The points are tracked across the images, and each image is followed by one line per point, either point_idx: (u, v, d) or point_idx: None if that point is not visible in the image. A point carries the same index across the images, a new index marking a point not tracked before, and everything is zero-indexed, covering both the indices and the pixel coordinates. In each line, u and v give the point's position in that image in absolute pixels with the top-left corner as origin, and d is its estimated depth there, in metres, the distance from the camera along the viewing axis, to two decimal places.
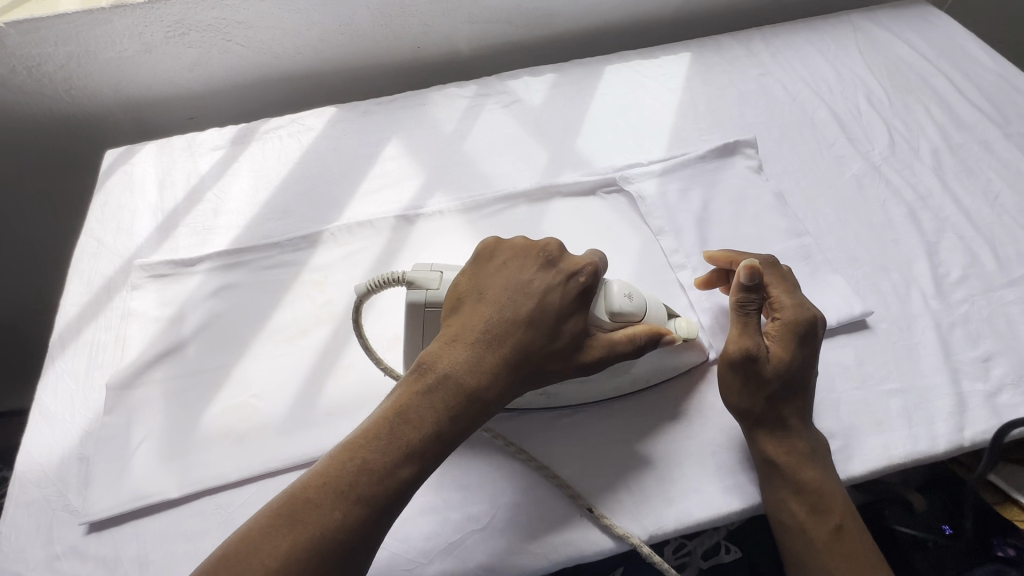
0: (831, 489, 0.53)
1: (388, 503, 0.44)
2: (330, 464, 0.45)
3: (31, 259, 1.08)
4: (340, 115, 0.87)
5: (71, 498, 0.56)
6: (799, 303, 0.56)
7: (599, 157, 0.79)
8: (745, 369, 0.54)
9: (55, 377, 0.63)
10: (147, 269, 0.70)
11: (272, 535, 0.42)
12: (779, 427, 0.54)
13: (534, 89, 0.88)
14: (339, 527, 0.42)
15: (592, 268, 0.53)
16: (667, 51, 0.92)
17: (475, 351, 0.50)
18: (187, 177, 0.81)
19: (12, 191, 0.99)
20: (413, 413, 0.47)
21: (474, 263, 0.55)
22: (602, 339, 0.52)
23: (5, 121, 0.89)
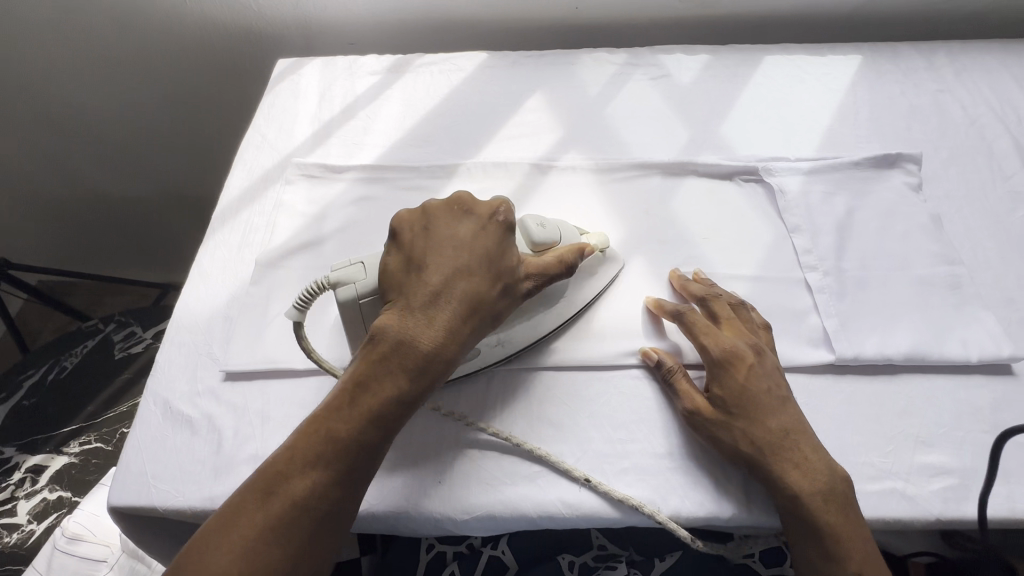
0: (859, 536, 0.49)
1: (364, 463, 0.48)
2: (298, 442, 0.48)
3: (203, 144, 1.28)
4: (490, 61, 0.90)
5: (214, 348, 0.63)
6: (710, 337, 0.56)
7: (743, 144, 0.77)
8: (700, 423, 0.54)
9: (214, 246, 0.71)
10: (302, 168, 0.76)
11: (252, 512, 0.45)
12: (790, 463, 0.51)
13: (685, 66, 0.86)
14: (317, 492, 0.46)
15: (509, 209, 0.56)
16: (835, 50, 0.87)
17: (421, 313, 0.51)
18: (344, 95, 0.87)
19: (194, 82, 1.15)
20: (370, 381, 0.49)
21: (402, 230, 0.55)
22: (535, 270, 0.56)
23: (203, 20, 1.03)
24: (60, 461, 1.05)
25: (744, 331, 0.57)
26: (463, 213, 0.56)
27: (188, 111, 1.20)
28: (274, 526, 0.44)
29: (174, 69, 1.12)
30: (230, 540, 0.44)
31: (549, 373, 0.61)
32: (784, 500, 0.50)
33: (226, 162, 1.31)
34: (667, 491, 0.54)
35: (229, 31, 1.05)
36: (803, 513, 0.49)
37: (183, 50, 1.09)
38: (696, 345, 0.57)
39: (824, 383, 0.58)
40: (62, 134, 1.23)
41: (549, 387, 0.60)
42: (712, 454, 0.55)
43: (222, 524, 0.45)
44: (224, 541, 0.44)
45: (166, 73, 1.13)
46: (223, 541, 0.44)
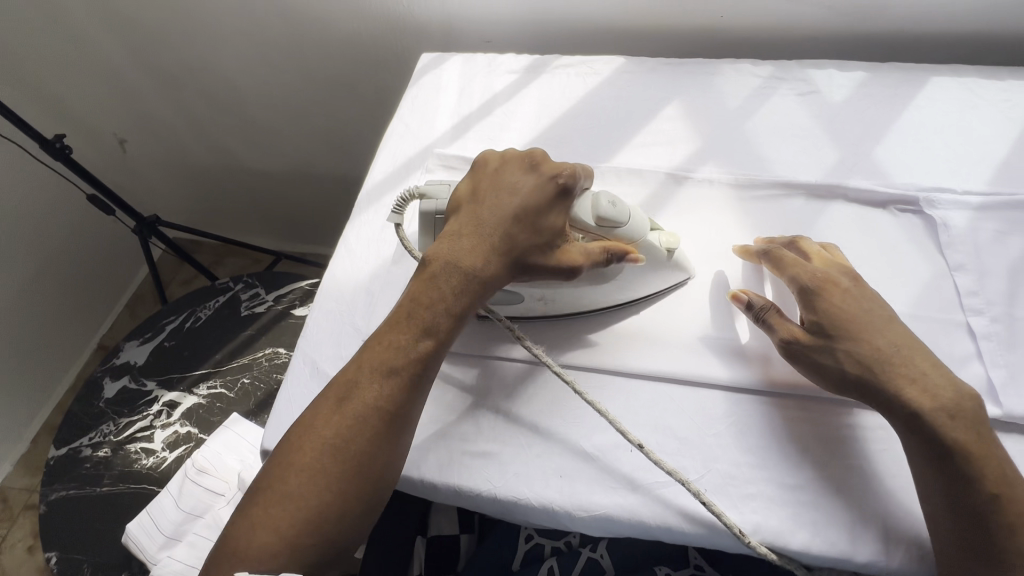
0: (995, 458, 0.49)
1: (413, 377, 0.55)
2: (362, 354, 0.56)
3: (343, 130, 1.37)
4: (627, 67, 0.90)
5: (356, 319, 0.69)
6: (799, 267, 0.59)
7: (900, 171, 0.72)
8: (799, 349, 0.56)
9: (360, 224, 0.77)
10: (442, 159, 0.81)
11: (326, 411, 0.54)
12: (906, 381, 0.52)
13: (837, 84, 0.82)
14: (377, 396, 0.53)
15: (572, 172, 0.58)
16: (1016, 75, 0.79)
17: (469, 245, 0.57)
18: (482, 91, 0.90)
19: (341, 74, 1.24)
20: (422, 299, 0.57)
21: (470, 178, 0.63)
22: (574, 252, 0.58)
23: (358, 19, 1.11)
24: (190, 401, 1.18)
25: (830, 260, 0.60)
26: (527, 164, 0.61)
27: (334, 98, 1.30)
28: (339, 423, 0.52)
29: (324, 62, 1.22)
30: (313, 433, 0.53)
31: (676, 385, 0.61)
32: (901, 422, 0.52)
33: (360, 148, 1.41)
34: (801, 523, 0.52)
35: (377, 28, 1.12)
36: (928, 434, 0.50)
37: (335, 46, 1.18)
38: (785, 277, 0.60)
39: None
40: (227, 112, 1.39)
41: (676, 400, 0.60)
42: (848, 494, 0.53)
43: (303, 423, 0.54)
44: (306, 437, 0.53)
45: (318, 64, 1.23)
46: (305, 433, 0.53)
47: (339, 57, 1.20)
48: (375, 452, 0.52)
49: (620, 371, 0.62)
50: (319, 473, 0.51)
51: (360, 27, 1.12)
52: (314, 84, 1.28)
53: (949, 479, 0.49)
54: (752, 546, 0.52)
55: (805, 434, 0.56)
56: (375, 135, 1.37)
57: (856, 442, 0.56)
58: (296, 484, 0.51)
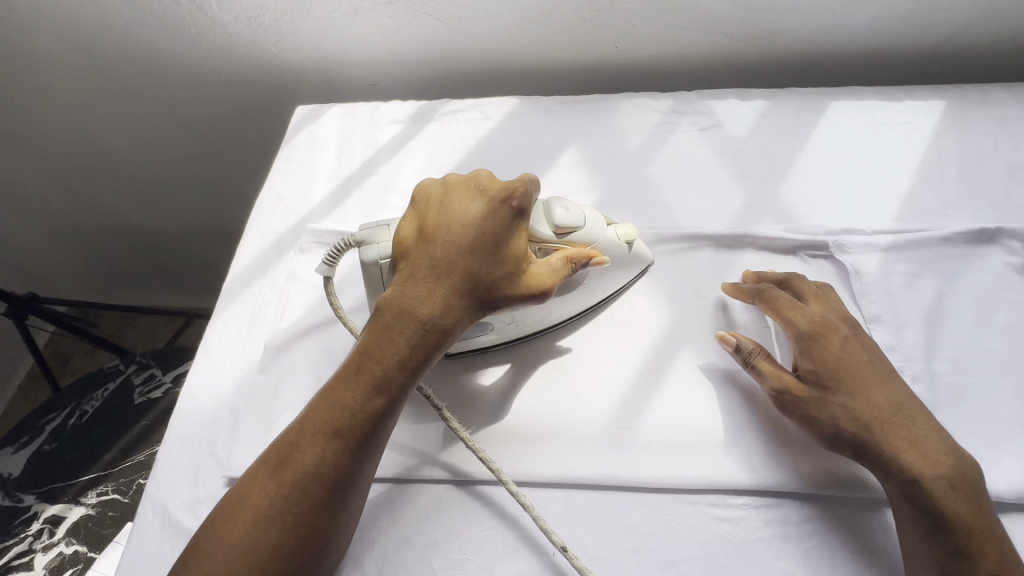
0: (996, 536, 0.44)
1: (368, 440, 0.45)
2: (301, 416, 0.45)
3: (221, 186, 1.20)
4: (521, 108, 0.82)
5: (218, 447, 0.58)
6: (795, 312, 0.56)
7: (808, 212, 0.68)
8: (791, 403, 0.52)
9: (224, 322, 0.67)
10: (317, 235, 0.71)
11: (260, 486, 0.42)
12: (909, 442, 0.48)
13: (739, 115, 0.77)
14: (318, 465, 0.43)
15: (525, 191, 0.51)
16: (913, 94, 0.77)
17: (426, 282, 0.48)
18: (364, 148, 0.81)
19: (211, 122, 1.07)
20: (372, 351, 0.46)
21: (415, 204, 0.52)
22: (545, 273, 0.52)
23: (218, 64, 0.96)
24: (78, 513, 0.97)
25: (822, 298, 0.57)
26: (475, 188, 0.52)
27: (207, 148, 1.12)
28: (278, 500, 0.42)
29: (187, 111, 1.05)
30: (238, 513, 0.42)
31: (588, 491, 0.53)
32: (899, 486, 0.47)
33: (246, 201, 1.23)
34: None
35: (238, 78, 0.99)
36: (928, 503, 0.45)
37: (196, 93, 1.01)
38: (780, 320, 0.56)
39: None
40: (66, 180, 1.13)
41: (588, 510, 0.52)
42: None
43: (229, 502, 0.42)
44: (234, 513, 0.42)
45: (179, 110, 1.05)
46: (229, 518, 0.41)
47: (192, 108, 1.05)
48: (319, 534, 0.42)
49: (524, 481, 0.54)
50: (246, 566, 0.40)
51: (212, 75, 0.98)
52: (182, 134, 1.09)
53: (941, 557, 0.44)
54: None
55: (731, 538, 0.50)
56: (259, 187, 1.20)
57: (785, 541, 0.49)
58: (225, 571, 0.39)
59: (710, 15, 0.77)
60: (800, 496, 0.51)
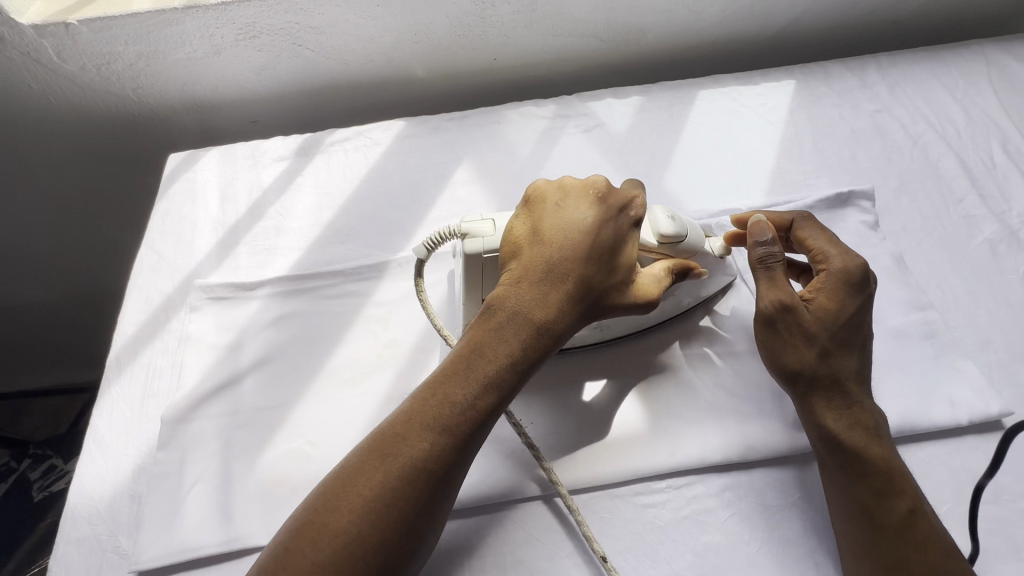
0: (903, 473, 0.49)
1: (474, 438, 0.46)
2: (413, 404, 0.47)
3: (89, 253, 1.06)
4: (409, 129, 0.81)
5: (121, 540, 0.53)
6: (829, 252, 0.56)
7: (690, 198, 0.72)
8: (779, 321, 0.54)
9: (112, 402, 0.61)
10: (206, 291, 0.66)
11: (366, 470, 0.44)
12: (837, 395, 0.52)
13: (618, 112, 0.81)
14: (426, 458, 0.44)
15: (639, 200, 0.54)
16: (767, 76, 0.83)
17: (542, 287, 0.51)
18: (250, 190, 0.77)
19: (67, 184, 0.96)
20: (489, 350, 0.49)
21: (530, 207, 0.55)
22: (653, 280, 0.53)
23: (61, 115, 0.86)
24: None
25: (837, 243, 0.57)
26: (590, 196, 0.55)
27: (63, 213, 0.99)
28: (385, 488, 0.43)
29: (30, 175, 0.92)
30: (343, 498, 0.43)
31: (518, 505, 0.53)
32: (820, 440, 0.51)
33: (127, 265, 1.10)
34: None
35: (89, 130, 0.90)
36: (845, 452, 0.50)
37: (40, 153, 0.90)
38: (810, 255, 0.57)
39: (810, 469, 0.54)
40: None
41: (522, 523, 0.52)
42: None
43: (330, 488, 0.43)
44: (337, 497, 0.43)
45: (22, 178, 0.92)
46: (327, 505, 0.42)
47: (20, 176, 0.91)
48: (419, 527, 0.43)
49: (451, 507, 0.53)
50: (346, 554, 0.41)
51: (55, 133, 0.88)
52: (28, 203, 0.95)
53: (855, 499, 0.49)
54: None
55: (660, 522, 0.52)
56: (137, 242, 1.08)
57: (707, 514, 0.52)
58: (324, 552, 0.41)
59: (576, 21, 0.80)
60: (716, 469, 0.54)
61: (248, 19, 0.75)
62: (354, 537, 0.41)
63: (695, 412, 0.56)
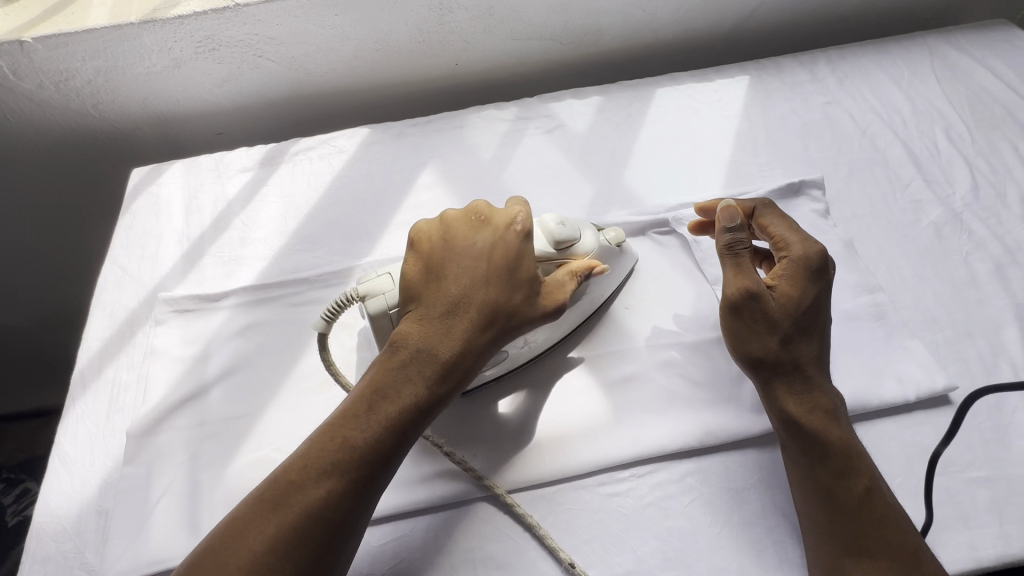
0: (859, 452, 0.51)
1: (373, 477, 0.46)
2: (308, 449, 0.46)
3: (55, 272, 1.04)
4: (373, 137, 0.82)
5: (88, 556, 0.53)
6: (791, 239, 0.56)
7: (650, 194, 0.74)
8: (745, 309, 0.54)
9: (76, 419, 0.60)
10: (171, 303, 0.66)
11: (259, 520, 0.43)
12: (796, 379, 0.53)
13: (578, 113, 0.82)
14: (322, 502, 0.44)
15: (527, 217, 0.54)
16: (722, 73, 0.86)
17: (439, 318, 0.51)
18: (214, 202, 0.77)
19: (29, 202, 0.94)
20: (388, 388, 0.48)
21: (425, 239, 0.54)
22: (556, 290, 0.54)
23: (19, 132, 0.85)
24: None
25: (796, 230, 0.57)
26: (483, 219, 0.55)
27: (26, 231, 0.97)
28: (278, 538, 0.42)
29: None
30: (235, 554, 0.42)
31: (485, 501, 0.54)
32: (782, 425, 0.52)
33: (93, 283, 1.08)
34: None
35: (51, 148, 0.89)
36: (806, 434, 0.51)
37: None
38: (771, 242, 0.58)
39: (768, 452, 0.55)
40: None
41: (489, 518, 0.53)
42: (675, 563, 0.51)
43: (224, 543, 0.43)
44: (230, 552, 0.42)
45: None
46: (222, 559, 0.42)
47: None
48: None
49: (421, 507, 0.53)
50: None
51: (15, 151, 0.87)
52: None
53: (816, 480, 0.50)
54: None
55: (624, 510, 0.53)
56: (102, 259, 1.06)
57: (670, 500, 0.53)
58: None
59: (534, 25, 0.82)
60: (678, 456, 0.56)
61: (206, 32, 0.75)
62: None
63: (656, 402, 0.58)
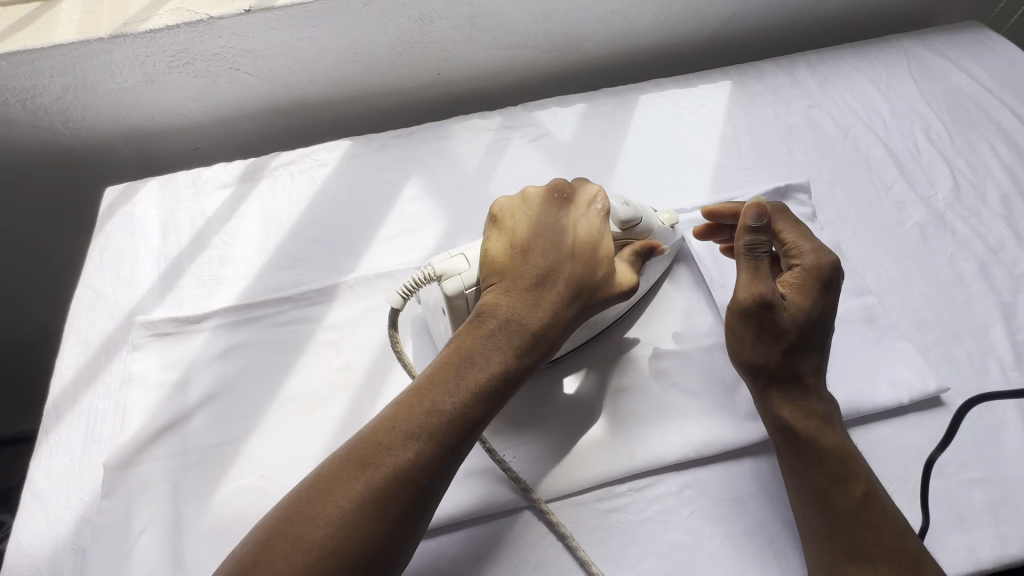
0: (856, 457, 0.50)
1: (459, 443, 0.46)
2: (397, 410, 0.46)
3: (25, 296, 1.00)
4: (355, 149, 0.80)
5: None
6: (804, 246, 0.55)
7: (637, 201, 0.73)
8: (756, 317, 0.52)
9: (49, 453, 0.58)
10: (148, 327, 0.64)
11: (350, 477, 0.43)
12: (793, 387, 0.52)
13: (562, 121, 0.82)
14: (413, 463, 0.44)
15: (606, 200, 0.55)
16: (705, 78, 0.86)
17: (526, 288, 0.51)
18: (192, 220, 0.75)
19: None
20: (474, 353, 0.48)
21: (519, 211, 0.55)
22: (625, 269, 0.55)
23: None
24: None
25: (809, 238, 0.56)
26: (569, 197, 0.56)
27: None
28: (369, 496, 0.42)
29: None
30: (322, 509, 0.42)
31: (480, 522, 0.53)
32: (778, 434, 0.52)
33: (66, 305, 1.04)
34: None
35: (19, 168, 0.86)
36: (801, 442, 0.50)
37: None
38: (783, 248, 0.56)
39: (764, 460, 0.55)
40: None
41: (486, 540, 0.52)
42: None
43: (311, 498, 0.43)
44: (318, 508, 0.42)
45: None
46: (311, 513, 0.42)
47: None
48: (408, 533, 0.43)
49: None
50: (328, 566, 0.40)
51: None
52: None
53: (812, 486, 0.50)
54: None
55: (623, 525, 0.52)
56: (75, 280, 1.03)
57: (669, 514, 0.53)
58: (303, 563, 0.40)
59: (515, 33, 0.81)
60: (676, 468, 0.55)
61: (180, 46, 0.73)
62: (338, 543, 0.41)
63: (652, 413, 0.57)
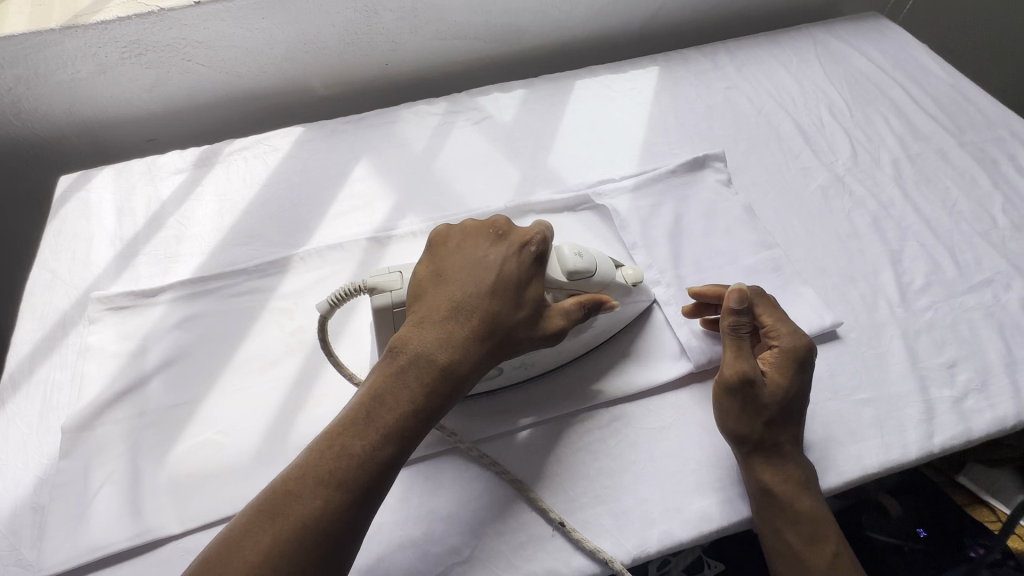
0: (827, 517, 0.53)
1: (371, 489, 0.45)
2: (306, 456, 0.45)
3: None
4: (307, 135, 0.85)
5: (24, 552, 0.53)
6: (781, 330, 0.56)
7: (572, 174, 0.79)
8: (739, 394, 0.54)
9: (6, 421, 0.59)
10: (105, 301, 0.66)
11: (256, 528, 0.42)
12: (773, 454, 0.53)
13: (504, 105, 0.88)
14: (319, 515, 0.43)
15: (542, 235, 0.55)
16: (635, 65, 0.93)
17: (443, 329, 0.50)
18: (147, 204, 0.78)
19: None
20: (388, 397, 0.48)
21: (428, 252, 0.56)
22: (560, 308, 0.53)
23: None
24: None
25: (786, 319, 0.58)
26: (489, 236, 0.55)
27: None
28: (272, 549, 0.41)
29: None
30: (228, 567, 0.41)
31: (420, 460, 0.56)
32: (758, 497, 0.53)
33: None
34: (567, 537, 0.53)
35: None
36: (777, 504, 0.52)
37: None
38: (763, 329, 0.58)
39: (682, 394, 0.61)
40: None
41: (431, 477, 0.56)
42: (605, 498, 0.55)
43: (219, 550, 0.42)
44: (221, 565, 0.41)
45: None
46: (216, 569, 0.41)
47: None
48: None
49: None
50: None
51: None
52: None
53: (787, 544, 0.53)
54: (607, 562, 0.52)
55: (557, 456, 0.57)
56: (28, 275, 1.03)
57: (598, 444, 0.58)
58: None
59: (457, 25, 0.87)
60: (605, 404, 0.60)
61: (131, 37, 0.76)
62: None
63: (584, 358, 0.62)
